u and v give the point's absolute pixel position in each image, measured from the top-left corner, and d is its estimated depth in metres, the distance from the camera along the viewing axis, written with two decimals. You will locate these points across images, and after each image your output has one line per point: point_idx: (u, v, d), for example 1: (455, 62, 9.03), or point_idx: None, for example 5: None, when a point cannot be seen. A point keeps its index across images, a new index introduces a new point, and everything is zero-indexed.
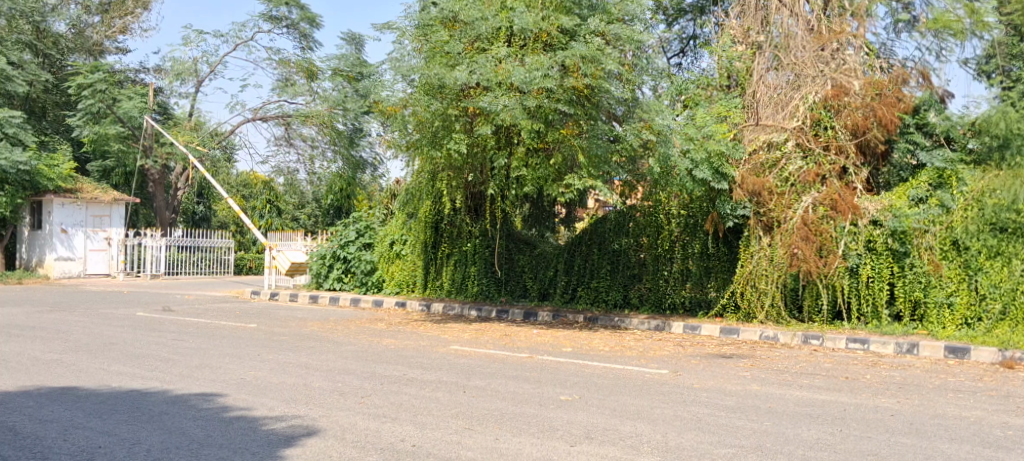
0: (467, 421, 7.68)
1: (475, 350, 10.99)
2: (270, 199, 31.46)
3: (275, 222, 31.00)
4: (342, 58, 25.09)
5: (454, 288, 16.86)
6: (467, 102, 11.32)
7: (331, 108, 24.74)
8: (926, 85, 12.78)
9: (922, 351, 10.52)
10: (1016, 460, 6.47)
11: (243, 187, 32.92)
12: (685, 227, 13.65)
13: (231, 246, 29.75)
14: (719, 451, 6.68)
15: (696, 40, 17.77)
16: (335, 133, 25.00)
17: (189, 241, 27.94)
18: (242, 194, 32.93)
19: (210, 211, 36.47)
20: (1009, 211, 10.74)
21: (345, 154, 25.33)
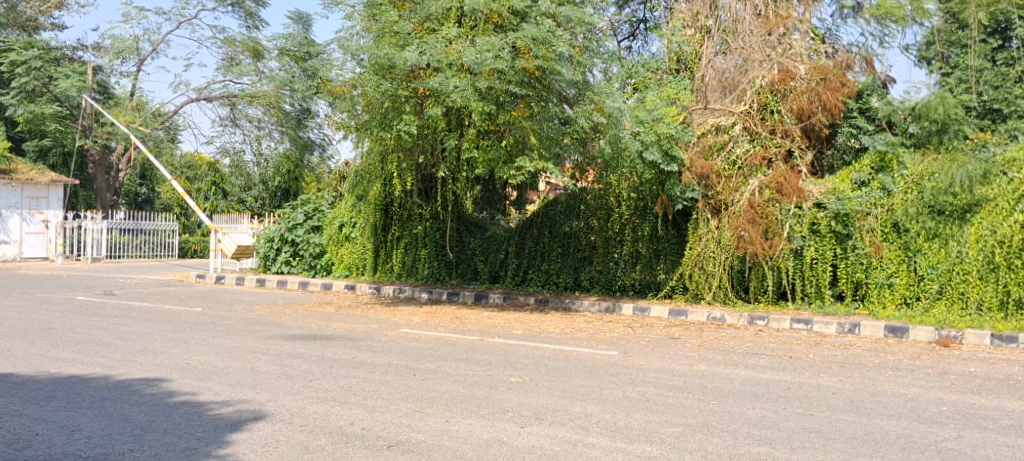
0: (417, 404, 7.68)
1: (425, 333, 10.96)
2: (214, 180, 30.96)
3: (220, 205, 30.51)
4: (288, 38, 24.26)
5: (405, 271, 16.76)
6: (417, 83, 11.25)
7: (278, 89, 24.40)
8: (869, 70, 13.09)
9: (862, 330, 10.80)
10: (951, 434, 6.69)
11: (186, 169, 32.87)
12: (634, 210, 13.74)
13: (175, 229, 29.26)
14: (666, 430, 6.78)
15: (646, 24, 17.84)
16: (281, 113, 24.61)
17: (132, 224, 27.13)
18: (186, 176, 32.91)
19: (153, 194, 36.46)
20: (946, 194, 10.96)
21: (293, 135, 24.79)
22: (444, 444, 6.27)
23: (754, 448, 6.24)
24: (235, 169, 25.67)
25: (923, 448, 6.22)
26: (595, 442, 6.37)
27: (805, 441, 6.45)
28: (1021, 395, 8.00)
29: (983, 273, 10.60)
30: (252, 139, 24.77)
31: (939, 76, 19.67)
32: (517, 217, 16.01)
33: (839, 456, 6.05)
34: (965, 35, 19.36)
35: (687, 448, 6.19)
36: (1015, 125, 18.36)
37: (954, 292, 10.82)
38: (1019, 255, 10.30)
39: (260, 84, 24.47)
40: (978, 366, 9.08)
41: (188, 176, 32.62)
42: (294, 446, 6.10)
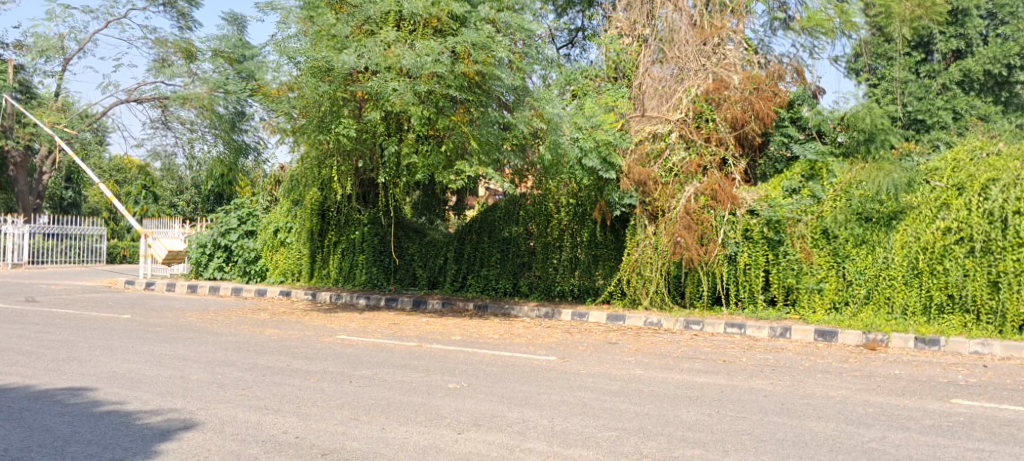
0: (353, 411, 7.60)
1: (362, 339, 10.85)
2: (145, 184, 30.26)
3: (150, 209, 29.92)
4: (223, 41, 21.07)
5: (342, 278, 16.60)
6: (355, 86, 11.12)
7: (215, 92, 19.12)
8: (800, 81, 13.47)
9: (793, 335, 11.06)
10: (876, 435, 6.88)
11: (115, 171, 32.90)
12: (574, 215, 13.84)
13: (103, 234, 28.95)
14: (602, 435, 6.83)
15: (583, 32, 18.02)
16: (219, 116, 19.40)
17: (56, 229, 26.72)
18: (114, 179, 32.87)
19: (78, 198, 35.84)
20: (873, 202, 11.25)
21: (226, 137, 22.38)
22: (380, 452, 6.21)
23: (688, 450, 6.33)
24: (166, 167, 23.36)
25: (850, 449, 6.39)
26: (532, 447, 6.38)
27: (737, 443, 6.56)
28: (941, 395, 8.28)
29: (908, 278, 10.94)
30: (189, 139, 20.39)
31: (867, 86, 20.29)
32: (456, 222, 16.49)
33: (770, 458, 6.17)
34: (891, 47, 20.02)
35: (623, 452, 6.25)
36: (936, 136, 19.05)
37: (881, 297, 11.14)
38: (940, 261, 10.65)
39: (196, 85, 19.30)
40: (902, 369, 9.37)
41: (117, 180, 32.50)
42: (224, 455, 5.98)
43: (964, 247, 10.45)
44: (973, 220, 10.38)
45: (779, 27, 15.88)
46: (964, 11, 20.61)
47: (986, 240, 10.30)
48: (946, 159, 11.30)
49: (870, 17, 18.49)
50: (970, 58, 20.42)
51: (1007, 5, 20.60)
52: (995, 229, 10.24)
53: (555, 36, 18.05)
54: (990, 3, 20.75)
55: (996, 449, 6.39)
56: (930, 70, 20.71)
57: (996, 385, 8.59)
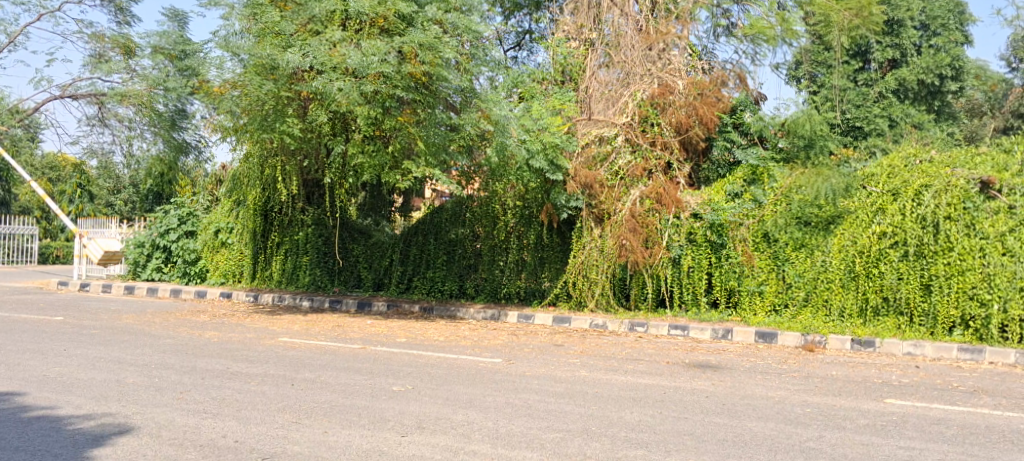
0: (294, 414, 7.50)
1: (305, 342, 10.72)
2: (81, 183, 29.55)
3: (86, 208, 29.22)
4: (162, 34, 16.65)
5: (285, 279, 16.43)
6: (300, 85, 11.02)
7: (150, 88, 17.20)
8: (742, 87, 13.72)
9: (735, 336, 11.25)
10: (813, 435, 7.03)
11: (48, 169, 32.05)
12: (521, 217, 13.86)
13: (35, 233, 28.24)
14: (546, 436, 6.85)
15: (531, 35, 18.09)
16: (153, 115, 17.39)
17: None
18: (48, 177, 32.02)
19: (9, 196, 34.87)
20: (812, 206, 11.54)
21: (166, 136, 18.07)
22: (321, 455, 6.15)
23: (631, 451, 6.40)
24: (99, 171, 21.39)
25: (788, 449, 6.52)
26: (476, 450, 6.38)
27: (678, 443, 6.65)
28: (876, 396, 8.50)
29: (844, 281, 11.20)
30: (123, 140, 18.47)
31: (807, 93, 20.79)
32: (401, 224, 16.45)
33: (710, 458, 6.26)
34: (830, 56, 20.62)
35: (567, 453, 6.28)
36: (872, 142, 19.59)
37: (819, 299, 11.37)
38: (876, 265, 10.93)
39: (131, 82, 17.56)
40: (839, 370, 9.60)
41: (50, 177, 31.69)
42: None
43: (899, 250, 10.74)
44: (907, 225, 10.68)
45: (722, 33, 16.22)
46: (899, 21, 21.14)
47: (918, 244, 10.58)
48: (883, 165, 11.63)
49: (811, 25, 18.93)
50: (905, 67, 21.17)
51: (939, 16, 21.42)
52: (927, 233, 10.53)
53: (503, 38, 18.11)
54: (923, 15, 21.44)
55: (927, 447, 6.59)
56: (868, 78, 21.25)
57: (927, 385, 8.86)
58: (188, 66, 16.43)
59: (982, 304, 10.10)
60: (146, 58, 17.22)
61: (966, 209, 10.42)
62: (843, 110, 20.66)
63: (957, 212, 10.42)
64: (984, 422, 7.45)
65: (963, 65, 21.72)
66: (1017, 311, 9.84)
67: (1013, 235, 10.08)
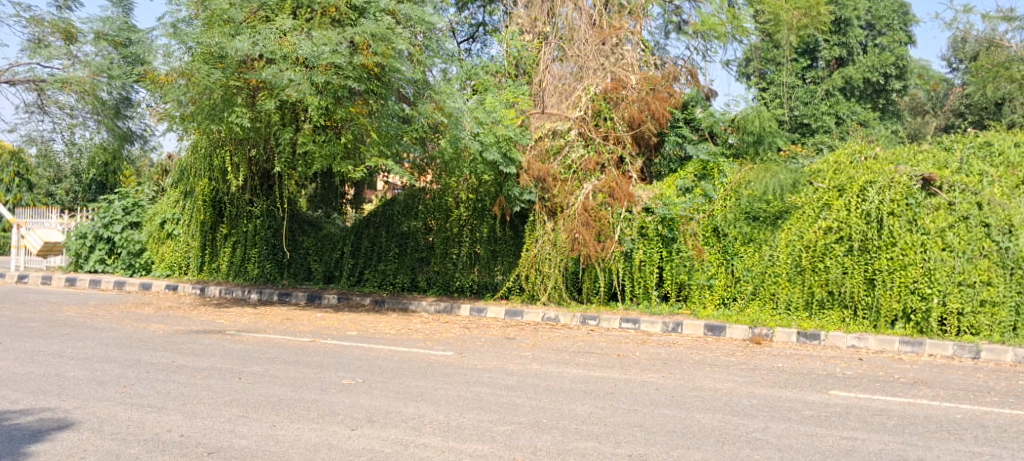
0: (242, 408, 7.39)
1: (253, 335, 10.57)
2: (18, 171, 28.72)
3: (24, 198, 28.40)
4: (104, 18, 16.73)
5: (232, 272, 16.15)
6: (250, 74, 10.87)
7: (93, 75, 16.37)
8: (694, 83, 13.89)
9: (685, 329, 11.41)
10: (759, 426, 7.15)
11: None
12: (473, 211, 13.84)
13: None
14: (498, 429, 6.85)
15: (485, 27, 18.08)
16: (97, 102, 16.64)
17: None
18: None
19: None
20: (760, 202, 11.76)
21: (110, 123, 17.24)
22: (269, 449, 6.07)
23: (581, 443, 6.44)
24: (40, 161, 20.80)
25: (734, 439, 6.63)
26: (426, 443, 6.36)
27: (628, 435, 6.72)
28: (820, 387, 8.67)
29: (791, 275, 11.40)
30: (63, 128, 17.52)
31: (756, 90, 21.16)
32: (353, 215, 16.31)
33: (659, 449, 6.33)
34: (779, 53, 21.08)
35: (517, 446, 6.29)
36: (819, 138, 19.94)
37: (766, 293, 11.58)
38: (822, 259, 11.13)
39: (71, 69, 16.41)
40: (785, 362, 9.78)
41: None
42: (102, 456, 5.75)
43: (844, 245, 10.96)
44: (852, 221, 10.89)
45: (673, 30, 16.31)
46: (846, 21, 21.69)
47: (862, 240, 10.83)
48: (829, 161, 11.88)
49: (760, 23, 19.25)
50: (852, 66, 21.45)
51: (884, 16, 21.93)
52: (871, 229, 10.77)
53: (456, 29, 18.03)
54: (868, 15, 21.98)
55: (868, 437, 6.75)
56: (815, 76, 21.75)
57: (870, 377, 9.07)
58: (134, 49, 16.71)
59: (922, 298, 10.37)
60: (89, 44, 16.77)
61: (908, 206, 10.66)
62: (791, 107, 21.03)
63: (900, 208, 10.66)
64: (923, 412, 7.66)
65: (907, 64, 22.24)
66: (955, 304, 10.14)
67: (953, 230, 10.32)
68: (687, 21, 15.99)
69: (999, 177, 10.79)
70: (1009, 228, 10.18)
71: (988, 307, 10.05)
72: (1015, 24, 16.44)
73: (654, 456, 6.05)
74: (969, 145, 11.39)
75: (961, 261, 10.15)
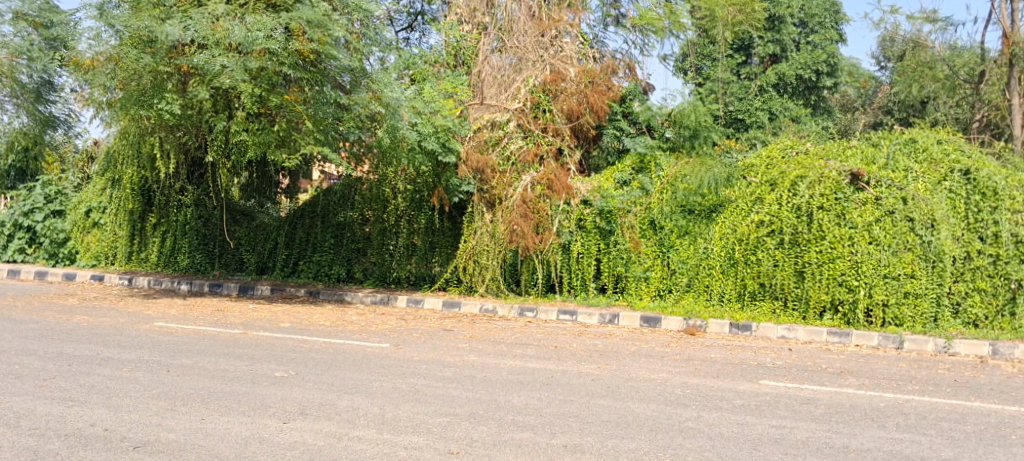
0: (170, 401, 7.19)
1: (182, 327, 10.33)
2: None
3: None
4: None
5: (162, 262, 15.94)
6: (180, 59, 10.62)
7: (12, 57, 17.43)
8: (632, 76, 14.00)
9: (621, 321, 11.53)
10: (692, 415, 7.26)
11: None
12: (411, 202, 13.72)
13: None
14: (433, 421, 6.80)
15: (423, 17, 17.99)
16: (17, 85, 17.78)
17: None
18: None
19: None
20: (696, 195, 11.86)
21: (32, 107, 18.26)
22: (197, 443, 5.93)
23: (517, 434, 6.44)
24: None
25: (668, 428, 6.71)
26: (360, 435, 6.28)
27: (563, 425, 6.74)
28: (751, 377, 8.84)
29: (725, 267, 11.66)
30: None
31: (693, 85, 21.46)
32: (288, 205, 15.60)
33: (594, 439, 6.38)
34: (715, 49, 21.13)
35: (453, 437, 6.26)
36: (753, 133, 20.30)
37: (701, 285, 11.82)
38: (754, 252, 11.41)
39: None
40: (718, 353, 9.96)
41: None
42: (19, 453, 5.55)
43: (775, 238, 11.22)
44: (783, 214, 11.13)
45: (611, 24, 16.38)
46: (780, 19, 22.32)
47: (793, 233, 11.08)
48: (762, 156, 12.11)
49: (697, 18, 19.55)
50: (784, 63, 22.00)
51: (816, 14, 22.48)
52: (801, 223, 11.02)
53: (394, 18, 17.86)
54: (801, 12, 22.44)
55: (796, 425, 6.89)
56: (750, 72, 22.23)
57: (799, 366, 9.29)
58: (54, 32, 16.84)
59: (849, 290, 10.66)
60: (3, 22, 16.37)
61: (838, 200, 10.88)
62: (726, 102, 21.38)
63: (829, 203, 10.89)
64: (849, 401, 7.86)
65: (837, 62, 22.63)
66: (880, 296, 10.47)
67: (879, 225, 10.59)
68: (626, 15, 16.13)
69: (922, 173, 10.92)
70: (932, 222, 10.45)
71: (911, 299, 10.42)
72: (938, 25, 16.97)
73: (589, 445, 6.09)
74: (895, 141, 11.48)
75: (886, 255, 10.48)
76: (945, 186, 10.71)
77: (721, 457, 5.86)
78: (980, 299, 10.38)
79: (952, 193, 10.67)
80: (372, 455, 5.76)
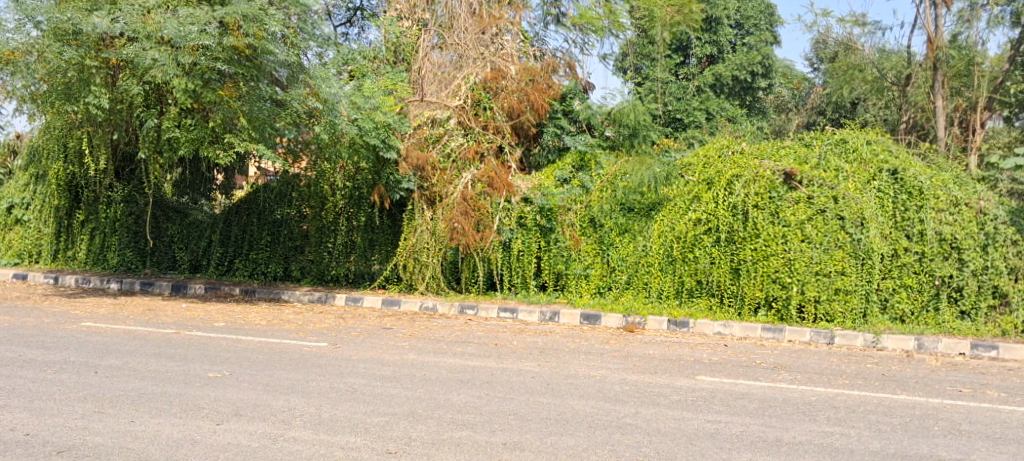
0: (97, 404, 6.97)
1: (111, 327, 10.04)
2: None
3: None
4: None
5: (90, 260, 15.51)
6: (108, 53, 10.59)
7: None
8: (572, 75, 14.09)
9: (561, 318, 11.61)
10: (630, 411, 7.31)
11: None
12: (350, 199, 13.59)
13: None
14: (371, 421, 6.72)
15: (362, 12, 17.85)
16: None
17: None
18: None
19: None
20: (635, 193, 12.11)
21: None
22: (125, 447, 5.76)
23: (456, 433, 6.40)
24: None
25: (606, 424, 6.75)
26: (296, 436, 6.18)
27: (503, 423, 6.73)
28: (688, 373, 8.98)
29: (663, 265, 11.85)
30: None
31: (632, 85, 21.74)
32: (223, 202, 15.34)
33: (533, 436, 6.38)
34: (654, 50, 21.49)
35: (391, 437, 6.20)
36: (691, 132, 20.67)
37: (640, 282, 11.98)
38: (691, 250, 11.61)
39: None
40: (656, 349, 10.08)
41: None
42: None
43: (711, 237, 11.46)
44: (719, 213, 11.39)
45: (552, 22, 16.45)
46: (717, 19, 22.67)
47: (729, 231, 11.33)
48: (699, 156, 12.23)
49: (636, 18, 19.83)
50: (721, 63, 22.50)
51: (751, 16, 23.05)
52: (737, 221, 11.27)
53: (332, 13, 17.68)
54: (738, 14, 23.04)
55: (731, 419, 7.00)
56: (688, 72, 22.61)
57: (734, 362, 9.46)
58: None
59: (783, 287, 10.90)
60: None
61: (772, 199, 11.15)
62: (664, 102, 21.71)
63: (764, 201, 11.14)
64: (781, 395, 8.03)
65: (772, 63, 23.37)
66: (812, 292, 10.72)
67: (811, 223, 10.84)
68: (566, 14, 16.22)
69: (852, 172, 11.21)
70: (861, 221, 10.76)
71: (842, 295, 10.68)
72: (867, 28, 17.44)
73: (528, 443, 6.09)
74: (827, 142, 11.74)
75: (818, 252, 10.74)
76: (874, 186, 11.02)
77: (657, 453, 5.93)
78: (906, 295, 10.71)
79: (881, 192, 10.99)
80: (309, 455, 5.67)
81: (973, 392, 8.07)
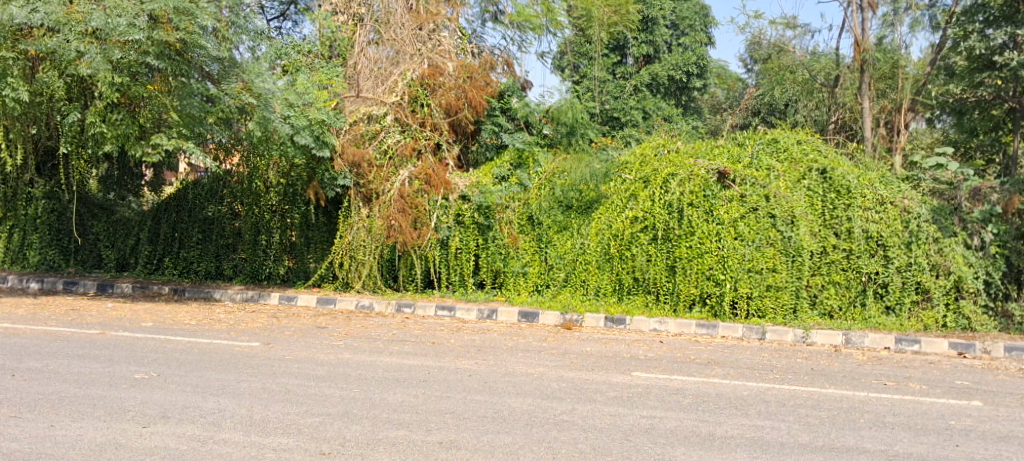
0: (14, 408, 6.69)
1: (31, 329, 9.66)
2: None
3: None
4: None
5: (9, 258, 14.98)
6: (26, 43, 10.33)
7: None
8: (510, 73, 14.12)
9: (500, 316, 11.60)
10: (567, 409, 7.30)
11: None
12: (284, 196, 13.39)
13: None
14: (304, 422, 6.59)
15: (296, 6, 17.60)
16: None
17: None
18: None
19: None
20: (574, 191, 12.47)
21: None
22: (44, 453, 5.54)
23: (392, 432, 6.32)
24: None
25: (542, 422, 6.74)
26: (226, 438, 6.02)
27: (439, 422, 6.66)
28: (624, 369, 9.04)
29: (600, 262, 11.95)
30: None
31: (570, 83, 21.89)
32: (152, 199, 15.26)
33: (470, 434, 6.34)
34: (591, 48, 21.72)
35: (325, 438, 6.09)
36: (628, 131, 20.84)
37: (577, 279, 12.06)
38: (628, 247, 11.73)
39: None
40: (593, 346, 10.13)
41: None
42: None
43: (648, 234, 11.57)
44: (656, 211, 11.50)
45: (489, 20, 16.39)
46: (653, 20, 23.00)
47: (665, 229, 11.44)
48: (635, 154, 12.49)
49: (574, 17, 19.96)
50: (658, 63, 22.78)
51: (686, 17, 23.40)
52: (673, 219, 11.40)
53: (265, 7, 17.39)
54: (673, 15, 23.38)
55: (666, 415, 7.07)
56: (625, 72, 22.62)
57: (668, 358, 9.59)
58: None
59: (716, 283, 11.13)
60: None
61: (706, 197, 11.33)
62: (602, 100, 21.86)
63: (698, 200, 11.32)
64: (715, 390, 8.14)
65: (707, 64, 23.79)
66: (744, 289, 10.93)
67: (744, 221, 11.09)
68: (504, 12, 16.23)
69: (783, 172, 11.44)
70: (791, 219, 11.01)
71: (772, 291, 10.92)
72: (797, 30, 17.87)
73: (464, 442, 6.05)
74: (759, 141, 12.01)
75: (750, 250, 10.99)
76: (804, 185, 11.27)
77: (593, 449, 5.94)
78: (835, 291, 10.96)
79: (811, 191, 11.24)
80: (238, 458, 5.53)
81: (897, 385, 8.32)
